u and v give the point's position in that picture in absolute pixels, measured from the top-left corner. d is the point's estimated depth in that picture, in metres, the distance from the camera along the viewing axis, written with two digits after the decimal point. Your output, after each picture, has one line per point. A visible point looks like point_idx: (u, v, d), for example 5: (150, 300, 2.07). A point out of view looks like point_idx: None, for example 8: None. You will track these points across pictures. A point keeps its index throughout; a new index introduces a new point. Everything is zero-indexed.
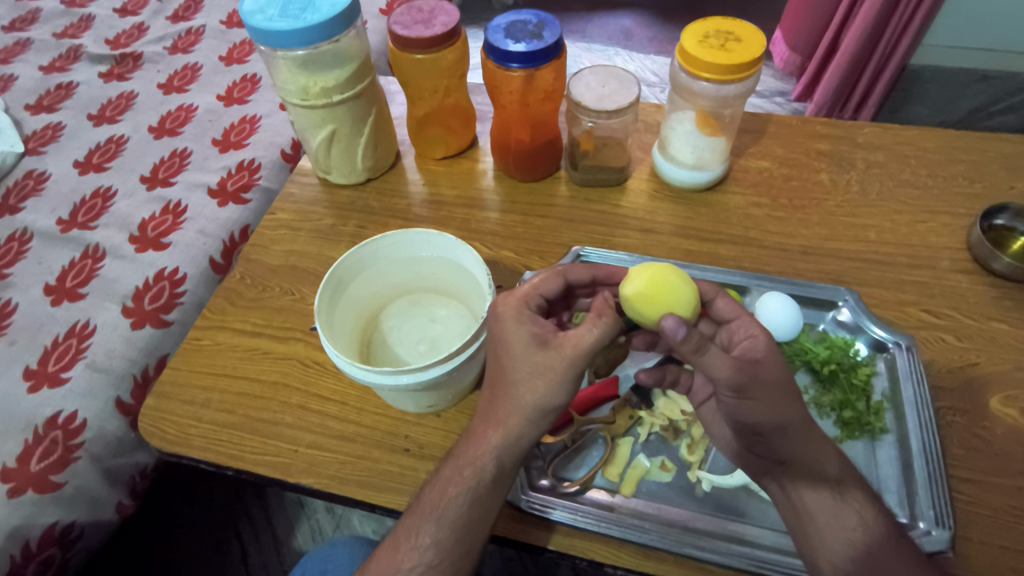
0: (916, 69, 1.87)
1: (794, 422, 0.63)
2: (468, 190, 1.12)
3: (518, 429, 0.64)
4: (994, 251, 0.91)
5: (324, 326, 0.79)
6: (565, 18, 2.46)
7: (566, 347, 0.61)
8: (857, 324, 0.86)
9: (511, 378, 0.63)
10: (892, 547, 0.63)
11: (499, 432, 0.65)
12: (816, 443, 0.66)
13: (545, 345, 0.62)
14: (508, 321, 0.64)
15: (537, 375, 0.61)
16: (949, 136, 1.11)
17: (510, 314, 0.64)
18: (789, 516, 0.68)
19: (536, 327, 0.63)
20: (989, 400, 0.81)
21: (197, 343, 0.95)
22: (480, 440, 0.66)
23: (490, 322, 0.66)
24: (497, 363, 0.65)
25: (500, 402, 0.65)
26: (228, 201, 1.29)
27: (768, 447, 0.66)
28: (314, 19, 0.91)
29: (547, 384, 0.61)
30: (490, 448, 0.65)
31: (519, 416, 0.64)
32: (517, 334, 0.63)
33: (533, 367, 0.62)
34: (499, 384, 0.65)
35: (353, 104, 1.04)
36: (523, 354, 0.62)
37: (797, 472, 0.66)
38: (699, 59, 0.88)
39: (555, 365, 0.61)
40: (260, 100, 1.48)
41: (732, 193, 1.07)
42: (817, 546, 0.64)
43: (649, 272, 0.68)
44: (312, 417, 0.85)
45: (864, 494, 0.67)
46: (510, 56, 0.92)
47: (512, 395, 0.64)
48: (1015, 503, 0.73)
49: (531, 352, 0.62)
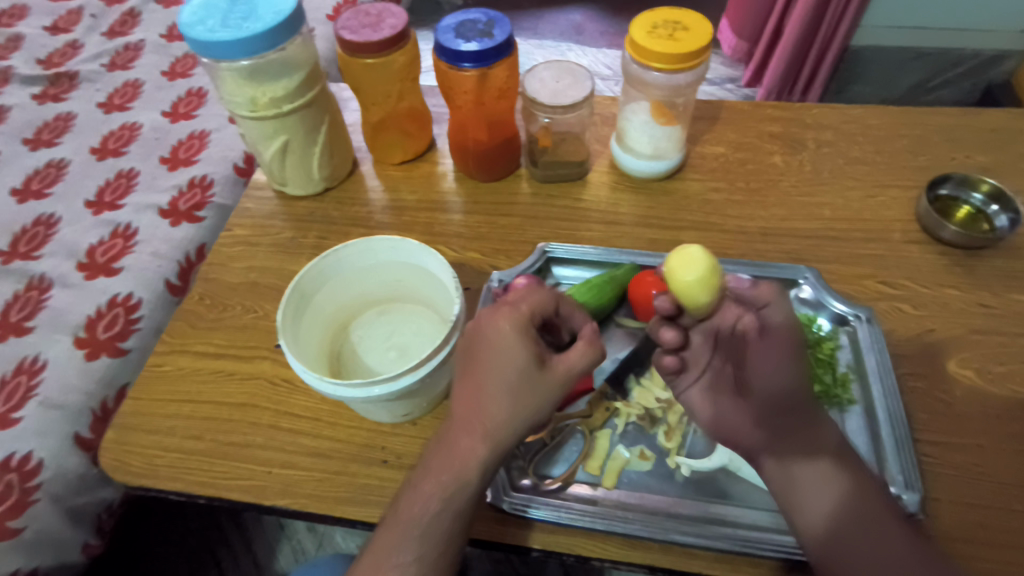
0: (856, 49, 1.93)
1: (800, 394, 0.66)
2: (430, 193, 1.11)
3: (502, 441, 0.65)
4: (941, 220, 0.94)
5: (290, 343, 0.77)
6: (516, 17, 2.46)
7: (560, 369, 0.66)
8: (818, 300, 0.88)
9: (505, 392, 0.65)
10: (886, 512, 0.65)
11: (486, 443, 0.65)
12: (815, 415, 0.68)
13: (543, 366, 0.66)
14: (512, 337, 0.65)
15: (531, 394, 0.65)
16: (892, 112, 1.15)
17: (515, 331, 0.66)
18: (784, 491, 0.68)
19: (536, 347, 0.67)
20: (947, 363, 0.84)
21: (157, 369, 0.92)
22: (465, 450, 0.65)
23: (487, 332, 0.67)
24: (490, 374, 0.65)
25: (486, 413, 0.65)
26: (181, 220, 1.25)
27: (774, 420, 0.68)
28: (256, 28, 0.89)
29: (540, 403, 0.66)
30: (476, 460, 0.64)
31: (506, 429, 0.65)
32: (522, 350, 0.65)
33: (532, 386, 0.65)
34: (486, 395, 0.65)
35: (304, 113, 1.01)
36: (525, 368, 0.65)
37: (797, 444, 0.68)
38: (649, 50, 0.89)
39: (546, 388, 0.66)
40: (207, 115, 1.43)
41: (691, 180, 1.08)
42: (815, 518, 0.66)
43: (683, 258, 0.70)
44: (285, 435, 0.83)
45: (857, 465, 0.68)
46: (463, 56, 0.91)
47: (504, 408, 0.65)
48: (977, 461, 0.76)
49: (531, 368, 0.65)
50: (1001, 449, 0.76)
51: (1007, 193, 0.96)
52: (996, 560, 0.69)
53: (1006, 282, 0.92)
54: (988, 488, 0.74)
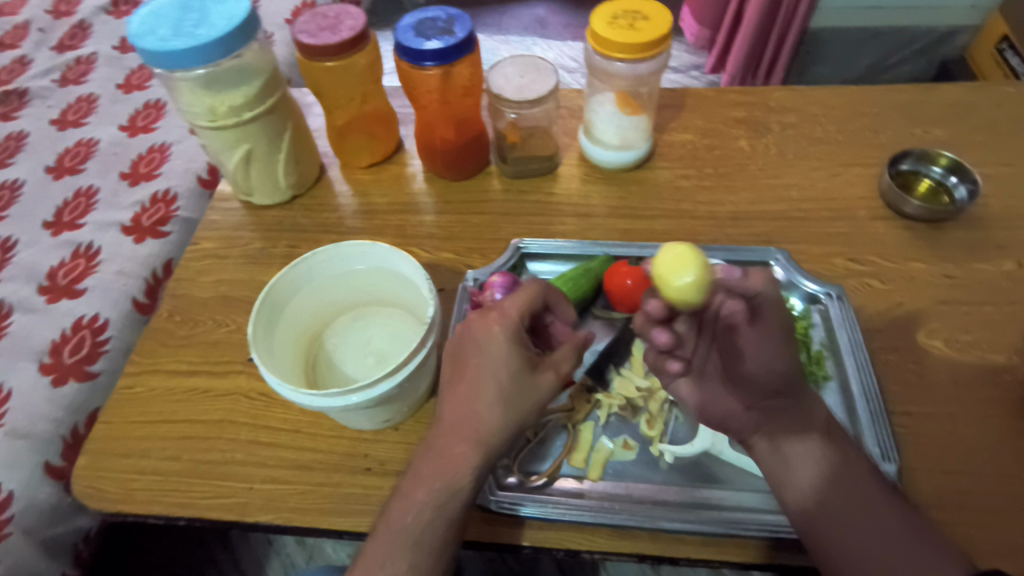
0: (815, 31, 1.96)
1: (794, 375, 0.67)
2: (400, 195, 1.10)
3: (494, 446, 0.65)
4: (903, 196, 0.96)
5: (264, 355, 0.76)
6: (479, 13, 2.45)
7: (551, 374, 0.68)
8: (790, 281, 0.90)
9: (498, 399, 0.65)
10: (875, 485, 0.66)
11: (476, 449, 0.65)
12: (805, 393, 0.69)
13: (535, 371, 0.67)
14: (503, 344, 0.66)
15: (524, 399, 0.66)
16: (852, 92, 1.17)
17: (506, 337, 0.67)
18: (775, 469, 0.68)
19: (527, 352, 0.68)
20: (916, 335, 0.86)
21: (128, 391, 0.89)
22: (456, 457, 0.65)
23: (478, 340, 0.67)
24: (480, 382, 0.66)
25: (477, 421, 0.65)
26: (145, 236, 1.22)
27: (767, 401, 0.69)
28: (209, 35, 0.86)
29: (532, 408, 0.67)
30: (468, 466, 0.65)
31: (498, 434, 0.65)
32: (513, 356, 0.66)
33: (524, 391, 0.66)
34: (477, 403, 0.65)
35: (266, 121, 0.99)
36: (517, 375, 0.66)
37: (789, 423, 0.68)
38: (610, 40, 0.89)
39: (539, 393, 0.67)
40: (167, 127, 1.40)
41: (660, 168, 1.09)
42: (808, 495, 0.66)
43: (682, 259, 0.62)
44: (265, 450, 0.82)
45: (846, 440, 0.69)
46: (424, 55, 0.90)
47: (497, 415, 0.65)
48: (949, 429, 0.78)
49: (524, 374, 0.66)
50: (971, 415, 0.78)
51: (965, 166, 0.98)
52: (973, 523, 0.71)
53: (968, 252, 0.94)
54: (961, 454, 0.75)
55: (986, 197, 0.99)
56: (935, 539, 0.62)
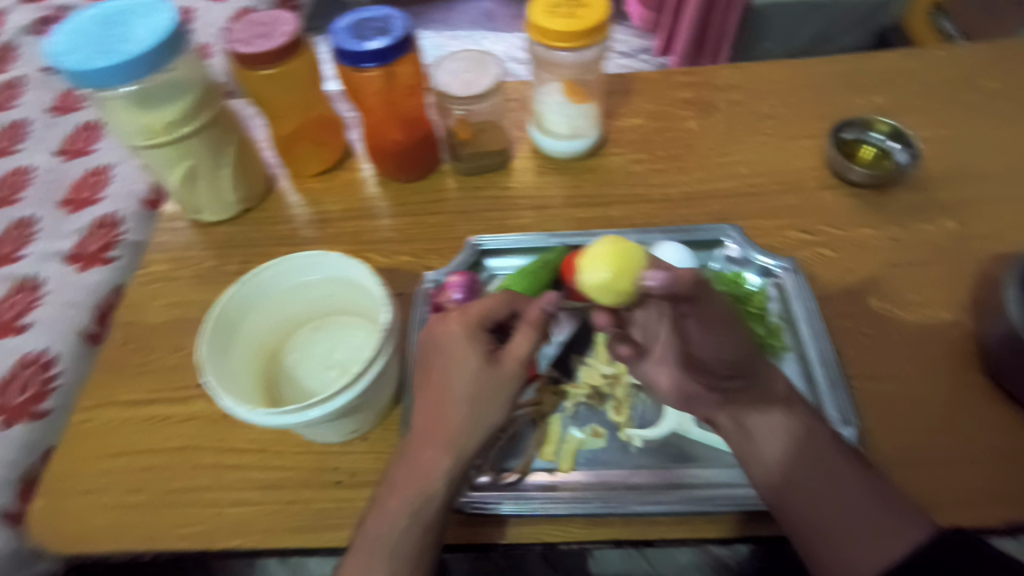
0: (758, 8, 1.99)
1: (750, 354, 0.66)
2: (354, 201, 1.08)
3: (464, 446, 0.64)
4: (847, 163, 0.99)
5: (218, 376, 0.74)
6: (426, 10, 2.42)
7: (510, 363, 0.65)
8: (745, 257, 0.91)
9: (460, 398, 0.64)
10: (835, 451, 0.67)
11: (447, 452, 0.64)
12: (764, 366, 0.70)
13: (494, 363, 0.64)
14: (457, 341, 0.64)
15: (491, 394, 0.64)
16: (794, 65, 1.18)
17: (460, 333, 0.65)
18: (740, 444, 0.70)
19: (483, 343, 0.65)
20: (869, 300, 0.88)
21: (83, 426, 0.86)
22: (427, 462, 0.64)
23: (435, 341, 0.66)
24: (441, 383, 0.65)
25: (443, 423, 0.64)
26: (91, 263, 1.18)
27: (726, 380, 0.69)
28: (134, 50, 0.83)
29: (496, 401, 0.64)
30: (440, 470, 0.64)
31: (466, 434, 0.64)
32: (468, 352, 0.64)
33: (484, 385, 0.64)
34: (441, 405, 0.64)
35: (205, 135, 0.96)
36: (472, 371, 0.64)
37: (748, 398, 0.70)
38: (549, 30, 0.88)
39: (505, 383, 0.65)
40: (106, 149, 1.35)
41: (612, 154, 1.09)
42: (770, 468, 0.67)
43: (611, 256, 0.62)
44: (230, 473, 0.80)
45: (808, 409, 0.70)
46: (363, 56, 0.87)
47: (462, 414, 0.64)
48: (906, 389, 0.80)
49: (481, 368, 0.64)
50: (925, 372, 0.81)
51: (905, 131, 1.01)
52: (933, 479, 0.73)
53: (913, 215, 0.96)
54: (918, 411, 0.78)
55: (927, 160, 1.02)
56: (897, 500, 0.64)
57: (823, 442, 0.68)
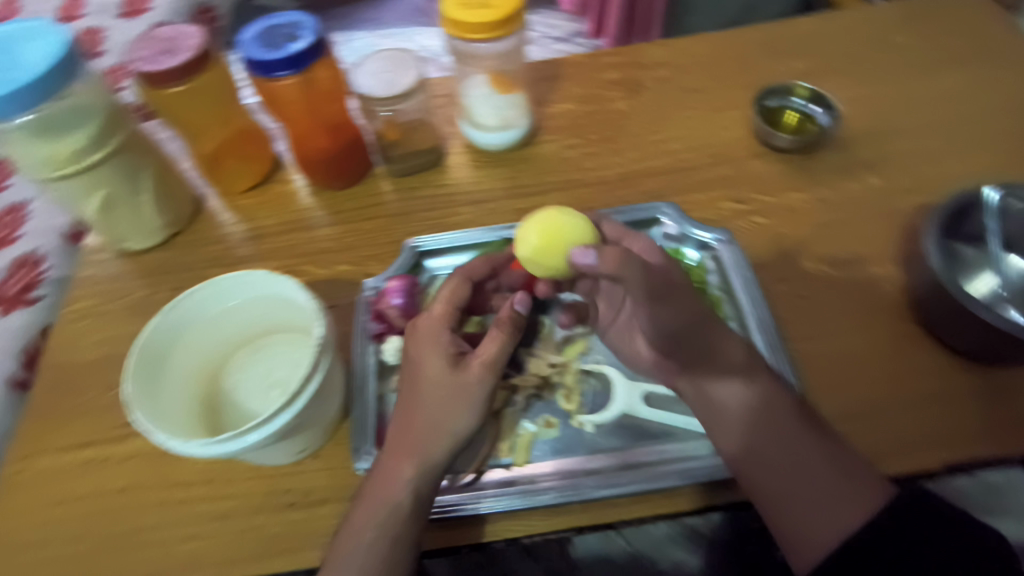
0: None
1: (700, 322, 0.69)
2: (287, 213, 1.05)
3: (430, 454, 0.66)
4: (771, 131, 1.01)
5: (149, 412, 0.70)
6: None
7: (475, 367, 0.68)
8: (682, 233, 0.92)
9: (427, 403, 0.67)
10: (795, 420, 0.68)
11: (413, 462, 0.66)
12: (722, 336, 0.71)
13: (458, 368, 0.68)
14: (423, 346, 0.69)
15: (456, 400, 0.67)
16: (716, 38, 1.20)
17: (428, 335, 0.70)
18: (704, 411, 0.72)
19: (449, 348, 0.69)
20: (804, 263, 0.90)
21: (15, 479, 0.82)
22: (393, 473, 0.66)
23: (408, 348, 0.72)
24: (412, 389, 0.69)
25: (411, 430, 0.67)
26: (14, 305, 1.11)
27: (684, 349, 0.71)
28: (23, 79, 0.78)
29: (461, 408, 0.67)
30: (406, 480, 0.65)
31: (432, 441, 0.66)
32: (433, 357, 0.68)
33: (449, 390, 0.67)
34: (411, 411, 0.68)
35: (117, 161, 0.92)
36: (437, 376, 0.68)
37: (710, 367, 0.71)
38: (462, 22, 0.87)
39: (471, 390, 0.67)
40: (20, 183, 1.28)
41: (546, 142, 1.09)
42: (738, 436, 0.69)
43: (542, 226, 0.72)
44: (178, 508, 0.77)
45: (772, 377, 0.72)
46: (272, 65, 0.84)
47: (427, 420, 0.67)
48: (844, 345, 0.82)
49: (445, 373, 0.68)
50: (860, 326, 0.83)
51: (824, 94, 1.03)
52: (875, 429, 0.75)
53: (839, 175, 0.99)
54: (858, 366, 0.80)
55: (849, 120, 1.05)
56: (859, 469, 0.66)
57: (781, 405, 0.69)
